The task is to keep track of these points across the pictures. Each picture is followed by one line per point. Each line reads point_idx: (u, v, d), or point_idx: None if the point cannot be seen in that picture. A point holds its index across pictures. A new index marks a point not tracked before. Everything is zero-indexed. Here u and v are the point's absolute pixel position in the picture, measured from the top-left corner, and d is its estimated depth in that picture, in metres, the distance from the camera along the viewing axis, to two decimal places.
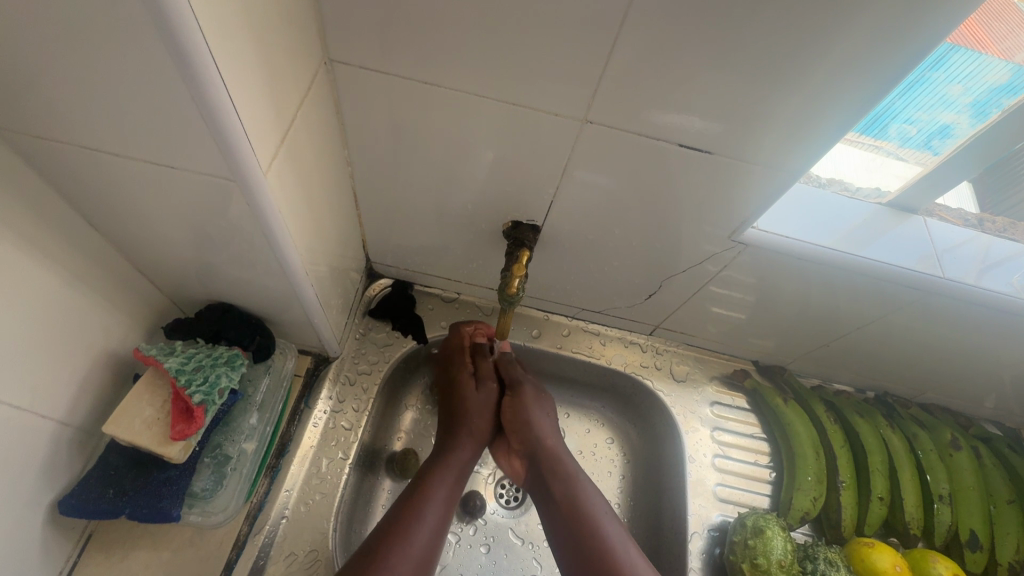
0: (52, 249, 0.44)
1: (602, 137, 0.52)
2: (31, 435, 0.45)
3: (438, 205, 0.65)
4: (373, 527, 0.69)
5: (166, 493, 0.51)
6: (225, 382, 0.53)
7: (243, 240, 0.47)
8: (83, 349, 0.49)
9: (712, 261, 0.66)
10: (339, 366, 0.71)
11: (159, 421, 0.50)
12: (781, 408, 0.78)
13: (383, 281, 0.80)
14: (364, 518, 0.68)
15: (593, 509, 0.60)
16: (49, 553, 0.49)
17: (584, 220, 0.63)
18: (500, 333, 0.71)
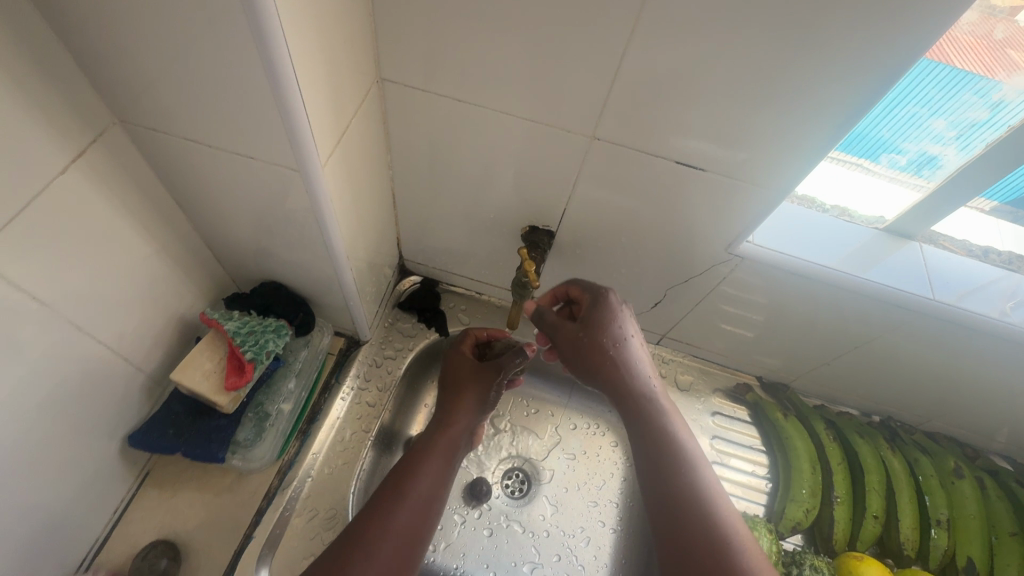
0: (148, 222, 0.53)
1: (610, 153, 0.59)
2: (114, 374, 0.54)
3: (464, 209, 0.73)
4: None
5: (216, 438, 0.59)
6: (272, 346, 0.61)
7: (297, 225, 0.55)
8: (162, 309, 0.58)
9: (711, 274, 0.71)
10: (367, 349, 0.79)
11: (215, 374, 0.58)
12: (781, 423, 0.81)
13: (412, 278, 0.88)
14: None
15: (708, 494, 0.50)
16: (116, 480, 0.58)
17: (596, 229, 0.70)
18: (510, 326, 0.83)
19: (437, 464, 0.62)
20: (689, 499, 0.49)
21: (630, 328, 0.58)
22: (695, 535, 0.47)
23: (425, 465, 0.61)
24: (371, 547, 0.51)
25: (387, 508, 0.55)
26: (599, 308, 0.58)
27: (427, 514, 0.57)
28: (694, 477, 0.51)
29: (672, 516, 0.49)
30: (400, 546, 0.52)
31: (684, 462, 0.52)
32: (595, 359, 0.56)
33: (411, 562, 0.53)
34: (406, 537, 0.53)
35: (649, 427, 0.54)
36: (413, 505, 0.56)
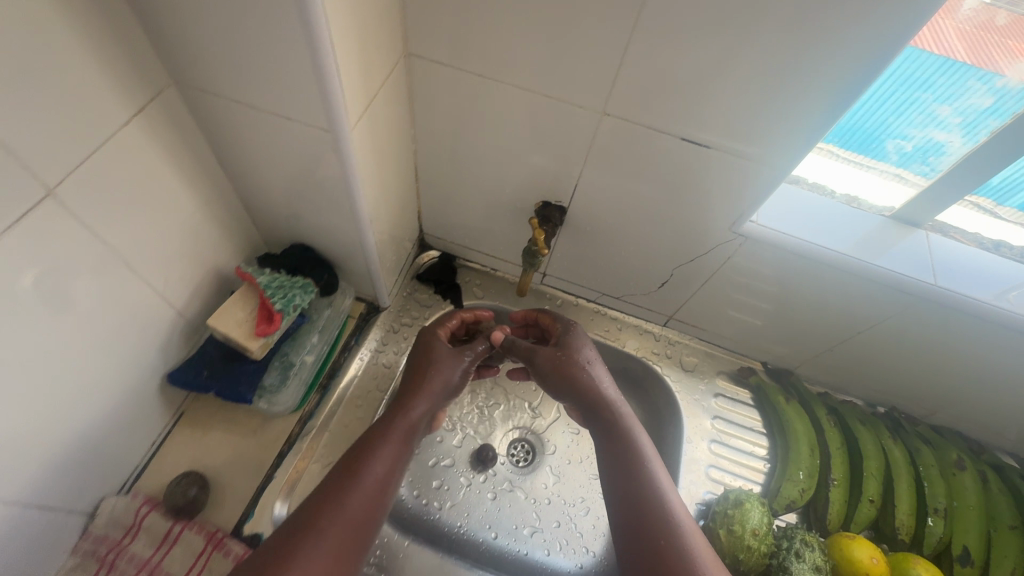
0: (195, 178, 0.59)
1: (621, 129, 0.62)
2: (159, 316, 0.60)
3: (482, 184, 0.76)
4: None
5: (244, 381, 0.64)
6: (298, 301, 0.66)
7: (326, 187, 0.60)
8: (202, 261, 0.64)
9: (716, 254, 0.73)
10: (385, 315, 0.83)
11: (247, 322, 0.63)
12: (782, 407, 0.82)
13: (431, 252, 0.92)
14: None
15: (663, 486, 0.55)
16: (156, 414, 0.64)
17: (607, 207, 0.72)
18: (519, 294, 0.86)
19: (394, 448, 0.57)
20: (643, 488, 0.55)
21: (587, 349, 0.67)
22: (650, 521, 0.52)
23: (382, 449, 0.56)
24: (319, 538, 0.47)
25: (339, 493, 0.51)
26: (568, 337, 0.69)
27: (380, 500, 0.53)
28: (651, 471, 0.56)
29: (630, 505, 0.54)
30: (349, 537, 0.48)
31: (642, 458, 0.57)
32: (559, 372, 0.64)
33: (359, 555, 0.49)
34: (358, 524, 0.50)
35: (612, 427, 0.60)
36: (366, 492, 0.52)
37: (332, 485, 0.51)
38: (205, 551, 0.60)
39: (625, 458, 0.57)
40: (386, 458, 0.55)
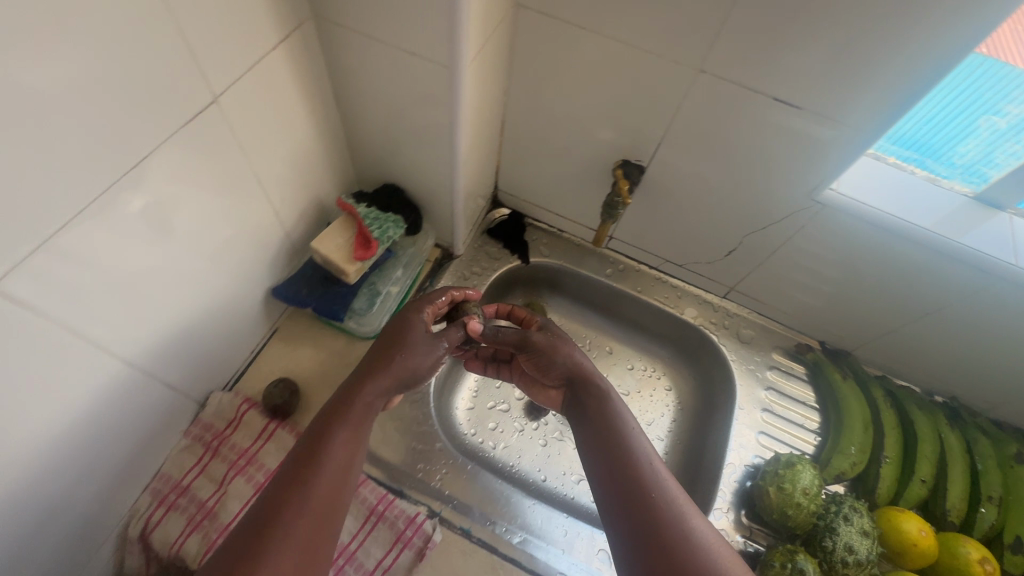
0: (315, 109, 0.64)
1: (712, 87, 0.62)
2: (271, 233, 0.66)
3: (564, 141, 0.79)
4: (455, 409, 0.88)
5: (338, 301, 0.71)
6: (391, 233, 0.71)
7: (430, 125, 0.64)
8: (310, 189, 0.70)
9: (789, 220, 0.73)
10: (457, 263, 0.89)
11: (345, 248, 0.69)
12: (838, 383, 0.83)
13: (502, 210, 0.96)
14: (449, 402, 0.88)
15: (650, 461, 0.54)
16: (257, 325, 0.71)
17: (683, 171, 0.74)
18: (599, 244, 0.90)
19: (351, 430, 0.52)
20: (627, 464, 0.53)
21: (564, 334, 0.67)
22: (639, 498, 0.50)
23: (340, 435, 0.51)
24: (288, 529, 0.45)
25: (297, 484, 0.47)
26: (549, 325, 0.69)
27: (345, 486, 0.50)
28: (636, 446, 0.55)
29: (617, 485, 0.52)
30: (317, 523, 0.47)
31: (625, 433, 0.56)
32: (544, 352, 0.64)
33: (328, 539, 0.47)
34: (320, 512, 0.47)
35: (593, 408, 0.59)
36: (328, 481, 0.49)
37: (288, 479, 0.48)
38: None
39: (608, 437, 0.56)
40: (343, 445, 0.51)
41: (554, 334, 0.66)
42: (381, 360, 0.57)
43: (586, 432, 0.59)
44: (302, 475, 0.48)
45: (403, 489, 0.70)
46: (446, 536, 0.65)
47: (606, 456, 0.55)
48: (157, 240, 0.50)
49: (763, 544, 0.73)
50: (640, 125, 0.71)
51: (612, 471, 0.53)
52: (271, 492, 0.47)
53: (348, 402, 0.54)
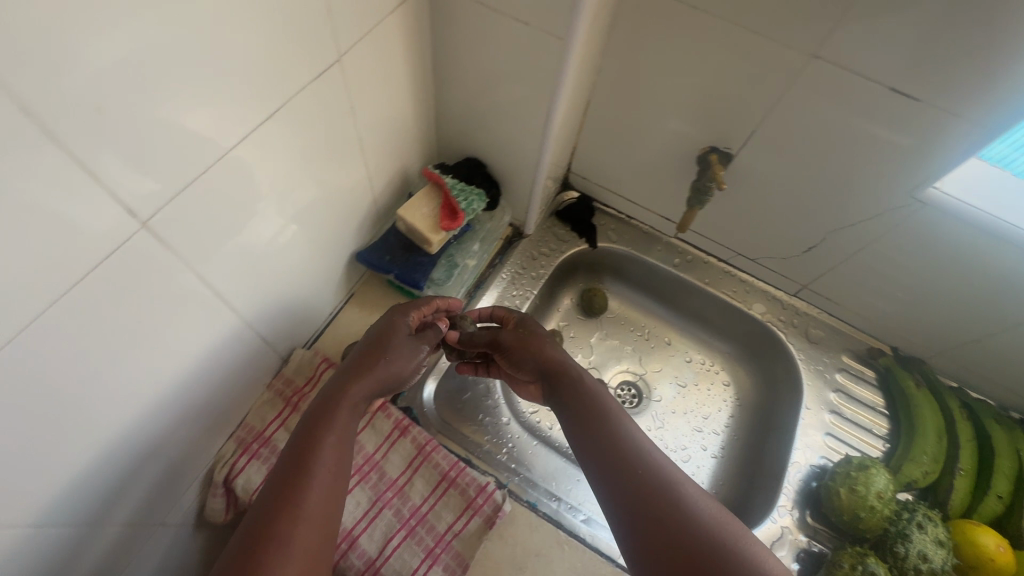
0: (413, 77, 0.64)
1: (821, 75, 0.60)
2: (361, 198, 0.67)
3: (648, 125, 0.78)
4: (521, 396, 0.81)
5: (419, 270, 0.72)
6: (476, 207, 0.72)
7: (528, 98, 0.64)
8: (398, 157, 0.71)
9: (875, 222, 0.71)
10: (527, 242, 0.89)
11: (431, 217, 0.70)
12: (911, 390, 0.81)
13: (572, 193, 0.96)
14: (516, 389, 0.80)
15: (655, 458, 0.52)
16: (337, 288, 0.73)
17: (772, 161, 0.72)
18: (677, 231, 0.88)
19: (339, 437, 0.52)
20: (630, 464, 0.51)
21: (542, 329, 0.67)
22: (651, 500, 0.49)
23: (331, 442, 0.51)
24: (285, 537, 0.45)
25: (293, 499, 0.47)
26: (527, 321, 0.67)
27: (340, 493, 0.50)
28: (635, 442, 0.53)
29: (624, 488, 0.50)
30: (314, 529, 0.47)
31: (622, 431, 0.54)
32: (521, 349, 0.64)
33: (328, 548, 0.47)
34: (320, 522, 0.47)
35: (585, 406, 0.58)
36: (323, 491, 0.48)
37: (280, 493, 0.47)
38: (393, 435, 0.67)
39: (607, 437, 0.54)
40: (335, 452, 0.51)
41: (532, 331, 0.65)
42: (360, 365, 0.57)
43: (577, 432, 0.57)
44: (297, 487, 0.47)
45: (471, 458, 0.71)
46: (513, 508, 0.66)
47: (607, 458, 0.53)
48: (270, 194, 0.51)
49: (828, 547, 0.72)
50: (734, 112, 0.69)
51: (616, 474, 0.51)
52: (263, 508, 0.47)
53: (328, 406, 0.53)
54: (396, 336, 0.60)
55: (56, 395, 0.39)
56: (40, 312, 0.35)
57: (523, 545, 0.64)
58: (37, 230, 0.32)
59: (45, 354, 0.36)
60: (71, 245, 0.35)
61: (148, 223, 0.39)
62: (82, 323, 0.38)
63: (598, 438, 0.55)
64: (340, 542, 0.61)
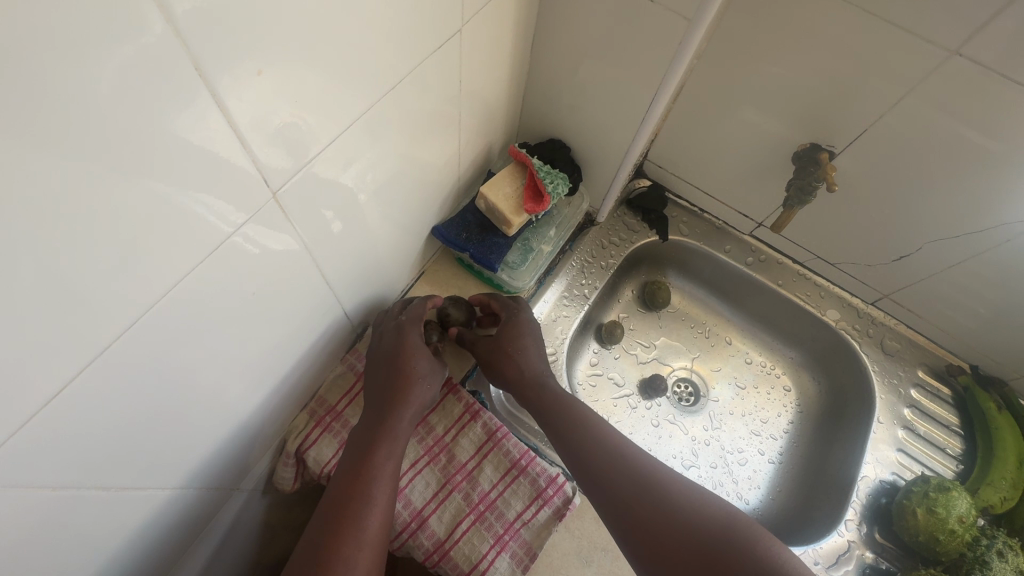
0: (511, 50, 0.61)
1: (958, 75, 0.55)
2: (444, 177, 0.65)
3: (741, 116, 0.74)
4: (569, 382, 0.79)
5: (495, 252, 0.69)
6: (560, 191, 0.69)
7: (634, 79, 0.61)
8: (483, 135, 0.68)
9: (983, 236, 0.67)
10: (597, 230, 0.87)
11: (515, 198, 0.67)
12: (992, 412, 0.78)
13: (644, 181, 0.93)
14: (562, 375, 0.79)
15: (631, 457, 0.55)
16: (410, 266, 0.71)
17: (875, 165, 0.68)
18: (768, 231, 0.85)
19: (388, 459, 0.56)
20: (610, 470, 0.55)
21: (529, 332, 0.67)
22: (633, 504, 0.52)
23: (383, 464, 0.55)
24: (350, 560, 0.49)
25: (355, 520, 0.51)
26: (515, 322, 0.67)
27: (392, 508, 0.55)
28: (610, 447, 0.57)
29: (611, 497, 0.53)
30: (374, 548, 0.51)
31: (599, 437, 0.58)
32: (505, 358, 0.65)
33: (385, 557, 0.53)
34: (381, 538, 0.52)
35: (561, 417, 0.60)
36: (381, 510, 0.53)
37: (343, 514, 0.51)
38: (463, 419, 0.66)
39: (585, 445, 0.57)
40: (388, 473, 0.55)
41: (517, 337, 0.66)
42: (397, 385, 0.59)
43: (559, 447, 0.59)
44: (359, 508, 0.52)
45: (539, 448, 0.70)
46: (581, 502, 0.65)
47: (589, 468, 0.56)
48: (368, 167, 0.49)
49: (895, 566, 0.70)
50: (846, 107, 0.64)
51: (599, 483, 0.55)
52: (326, 528, 0.50)
53: (380, 433, 0.56)
54: (420, 354, 0.61)
55: (179, 358, 0.40)
56: (178, 279, 0.36)
57: (590, 539, 0.63)
58: (165, 209, 0.32)
59: (175, 318, 0.37)
60: (206, 214, 0.35)
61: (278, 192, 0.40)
62: (208, 289, 0.38)
63: (579, 446, 0.57)
64: (410, 522, 0.61)
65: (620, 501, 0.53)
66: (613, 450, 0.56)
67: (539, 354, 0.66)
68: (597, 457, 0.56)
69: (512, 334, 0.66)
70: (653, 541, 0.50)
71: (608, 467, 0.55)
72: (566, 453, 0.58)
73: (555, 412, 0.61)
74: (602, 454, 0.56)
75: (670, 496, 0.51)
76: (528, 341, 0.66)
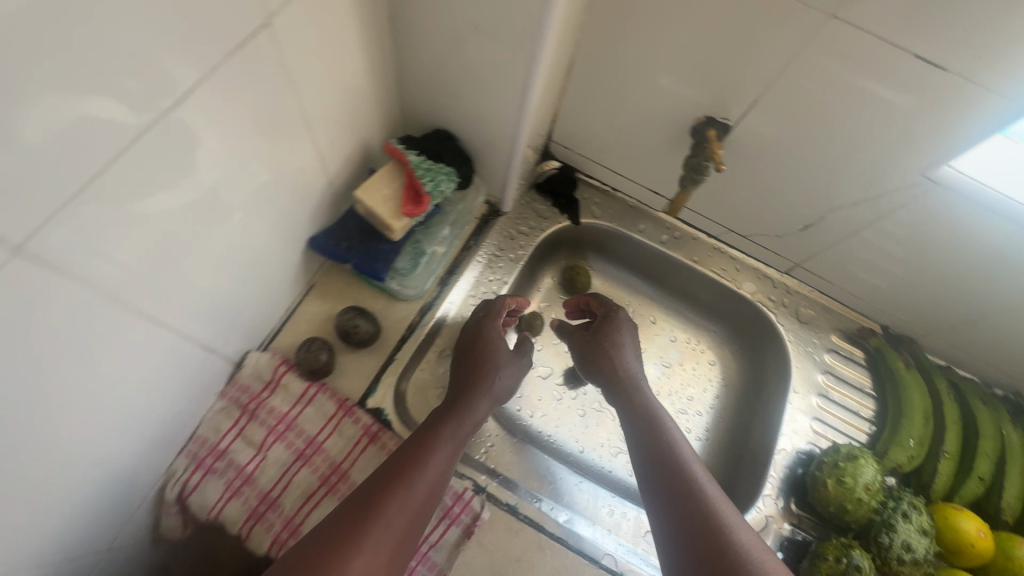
0: (365, 37, 0.55)
1: (838, 38, 0.52)
2: (311, 184, 0.58)
3: (637, 90, 0.70)
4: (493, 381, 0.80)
5: (380, 260, 0.64)
6: (445, 187, 0.64)
7: (502, 65, 0.56)
8: (354, 132, 0.61)
9: (880, 203, 0.66)
10: (504, 221, 0.82)
11: (393, 200, 0.62)
12: (901, 371, 0.79)
13: (553, 162, 0.88)
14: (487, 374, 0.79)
15: (711, 486, 0.59)
16: (293, 282, 0.65)
17: (772, 133, 0.65)
18: (669, 210, 0.83)
19: (450, 442, 0.57)
20: (683, 488, 0.59)
21: (625, 332, 0.77)
22: (704, 522, 0.55)
23: (444, 439, 0.57)
24: (392, 513, 0.49)
25: (409, 474, 0.52)
26: (610, 322, 0.78)
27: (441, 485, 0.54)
28: (692, 469, 0.61)
29: (682, 510, 0.57)
30: (410, 526, 0.49)
31: (679, 457, 0.62)
32: (599, 353, 0.76)
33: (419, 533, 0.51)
34: (423, 499, 0.52)
35: (648, 426, 0.67)
36: (430, 474, 0.53)
37: (396, 468, 0.52)
38: (361, 442, 0.63)
39: (666, 462, 0.62)
40: (447, 446, 0.57)
41: (612, 337, 0.76)
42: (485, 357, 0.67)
43: (638, 450, 0.66)
44: (415, 467, 0.53)
45: None
46: (492, 514, 0.62)
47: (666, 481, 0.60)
48: (190, 190, 0.42)
49: (812, 535, 0.71)
50: (738, 74, 0.61)
51: (673, 499, 0.58)
52: (377, 478, 0.52)
53: (454, 415, 0.60)
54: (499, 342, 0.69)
55: None
56: None
57: (503, 552, 0.61)
58: None
59: None
60: None
61: (52, 218, 0.33)
62: None
63: (663, 461, 0.62)
64: None
65: (690, 517, 0.56)
66: (697, 476, 0.60)
67: (629, 361, 0.75)
68: (679, 477, 0.60)
69: (605, 329, 0.77)
70: (710, 557, 0.52)
71: (683, 467, 0.61)
72: (645, 461, 0.64)
73: (649, 424, 0.67)
74: (683, 474, 0.60)
75: (739, 525, 0.55)
76: (620, 346, 0.76)
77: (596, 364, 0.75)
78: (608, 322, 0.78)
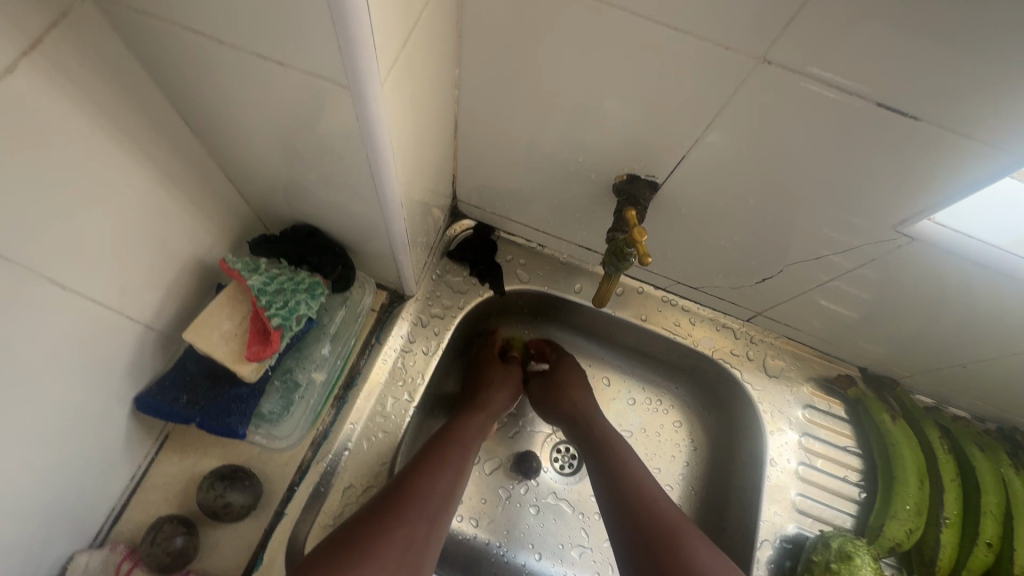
0: (149, 145, 0.40)
1: (769, 82, 0.40)
2: (117, 339, 0.44)
3: (540, 145, 0.57)
4: None
5: (235, 410, 0.50)
6: (302, 310, 0.51)
7: (338, 161, 0.42)
8: (173, 256, 0.47)
9: (844, 255, 0.55)
10: (413, 305, 0.68)
11: (236, 338, 0.48)
12: (887, 426, 0.68)
13: (466, 222, 0.75)
14: None
15: (658, 489, 0.57)
16: (132, 447, 0.51)
17: (711, 185, 0.53)
18: None
19: (457, 458, 0.57)
20: (636, 493, 0.56)
21: (574, 366, 0.73)
22: (655, 523, 0.53)
23: (452, 452, 0.57)
24: (401, 521, 0.47)
25: (413, 486, 0.51)
26: (563, 359, 0.75)
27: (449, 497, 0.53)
28: (643, 475, 0.59)
29: (631, 513, 0.55)
30: (407, 548, 0.46)
31: (627, 462, 0.61)
32: (553, 391, 0.71)
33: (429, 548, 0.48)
34: (432, 516, 0.50)
35: (601, 440, 0.64)
36: (444, 481, 0.53)
37: (401, 484, 0.51)
38: None
39: (617, 471, 0.60)
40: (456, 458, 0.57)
41: (571, 373, 0.72)
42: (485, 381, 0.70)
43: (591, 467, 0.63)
44: (422, 479, 0.52)
45: None
46: None
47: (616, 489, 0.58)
48: None
49: None
50: (657, 127, 0.49)
51: (625, 507, 0.56)
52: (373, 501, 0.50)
53: (452, 431, 0.61)
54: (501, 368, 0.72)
55: None
56: None
57: None
58: None
59: None
60: None
61: None
62: None
63: (614, 469, 0.60)
64: None
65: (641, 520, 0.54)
66: (647, 480, 0.58)
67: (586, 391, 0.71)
68: (628, 482, 0.58)
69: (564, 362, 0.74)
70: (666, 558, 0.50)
71: (637, 476, 0.58)
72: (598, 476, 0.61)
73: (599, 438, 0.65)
74: (633, 480, 0.58)
75: (686, 521, 0.54)
76: (572, 373, 0.72)
77: (550, 395, 0.71)
78: (557, 367, 0.74)
